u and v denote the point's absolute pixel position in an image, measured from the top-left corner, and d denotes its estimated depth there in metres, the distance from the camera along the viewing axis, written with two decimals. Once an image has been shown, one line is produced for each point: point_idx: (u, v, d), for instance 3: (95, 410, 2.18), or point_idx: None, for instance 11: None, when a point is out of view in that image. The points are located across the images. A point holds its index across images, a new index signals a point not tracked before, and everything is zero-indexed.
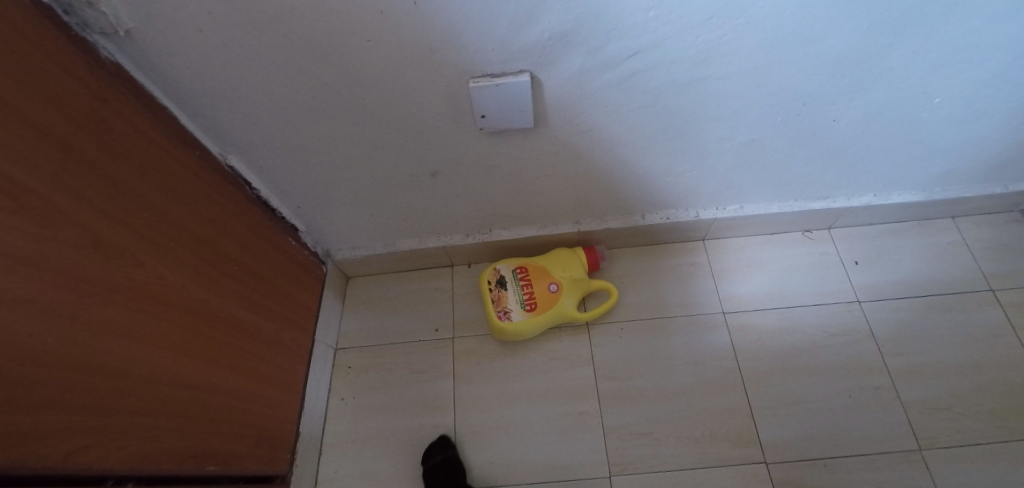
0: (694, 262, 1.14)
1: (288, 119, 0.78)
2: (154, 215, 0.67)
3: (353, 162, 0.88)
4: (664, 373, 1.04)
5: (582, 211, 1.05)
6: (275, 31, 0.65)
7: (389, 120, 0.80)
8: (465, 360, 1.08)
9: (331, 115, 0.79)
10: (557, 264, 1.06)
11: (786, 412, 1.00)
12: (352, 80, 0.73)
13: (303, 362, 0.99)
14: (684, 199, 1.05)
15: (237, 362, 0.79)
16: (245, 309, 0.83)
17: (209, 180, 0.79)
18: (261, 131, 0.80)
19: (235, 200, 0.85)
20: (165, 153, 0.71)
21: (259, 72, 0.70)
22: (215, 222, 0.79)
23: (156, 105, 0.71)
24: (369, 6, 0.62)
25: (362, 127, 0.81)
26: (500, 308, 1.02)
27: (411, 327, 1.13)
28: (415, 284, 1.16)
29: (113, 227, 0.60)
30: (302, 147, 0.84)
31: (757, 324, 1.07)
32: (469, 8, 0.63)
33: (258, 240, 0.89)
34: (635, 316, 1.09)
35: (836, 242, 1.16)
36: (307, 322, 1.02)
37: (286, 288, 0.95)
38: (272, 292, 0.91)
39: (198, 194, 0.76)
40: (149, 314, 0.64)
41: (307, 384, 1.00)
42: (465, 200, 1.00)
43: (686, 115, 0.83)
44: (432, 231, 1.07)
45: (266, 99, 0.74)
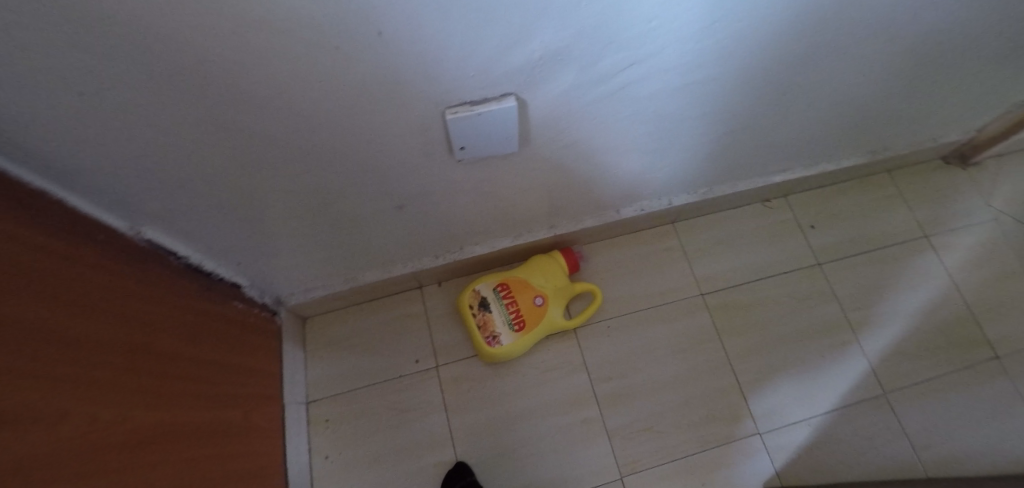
0: (669, 247, 1.13)
1: (219, 177, 0.62)
2: (68, 341, 0.49)
3: (303, 208, 0.73)
4: (657, 366, 1.04)
5: (559, 216, 0.98)
6: (194, 86, 0.48)
7: (346, 162, 0.66)
8: (454, 388, 1.01)
9: (273, 166, 0.63)
10: (538, 275, 0.99)
11: (770, 381, 1.04)
12: (299, 127, 0.58)
13: (277, 434, 0.87)
14: (658, 190, 1.01)
15: (208, 475, 0.66)
16: (201, 408, 0.68)
17: (126, 266, 0.62)
18: (183, 195, 0.63)
19: (163, 279, 0.68)
20: (70, 251, 0.53)
21: (175, 135, 0.54)
22: (142, 317, 0.61)
23: (30, 190, 0.52)
24: (319, 42, 0.47)
25: (313, 172, 0.67)
26: (488, 333, 0.94)
27: (388, 362, 1.02)
28: (383, 314, 1.05)
29: (24, 381, 0.43)
30: (238, 205, 0.68)
31: (734, 301, 1.10)
32: (450, 33, 0.50)
33: (197, 317, 0.72)
34: (620, 312, 1.07)
35: (792, 208, 1.21)
36: (273, 386, 0.88)
37: (244, 359, 0.81)
38: (230, 372, 0.76)
39: (119, 289, 0.59)
40: (99, 472, 0.49)
41: (286, 456, 0.89)
42: (435, 225, 0.88)
43: (672, 116, 0.78)
44: (398, 259, 0.95)
45: (186, 161, 0.58)
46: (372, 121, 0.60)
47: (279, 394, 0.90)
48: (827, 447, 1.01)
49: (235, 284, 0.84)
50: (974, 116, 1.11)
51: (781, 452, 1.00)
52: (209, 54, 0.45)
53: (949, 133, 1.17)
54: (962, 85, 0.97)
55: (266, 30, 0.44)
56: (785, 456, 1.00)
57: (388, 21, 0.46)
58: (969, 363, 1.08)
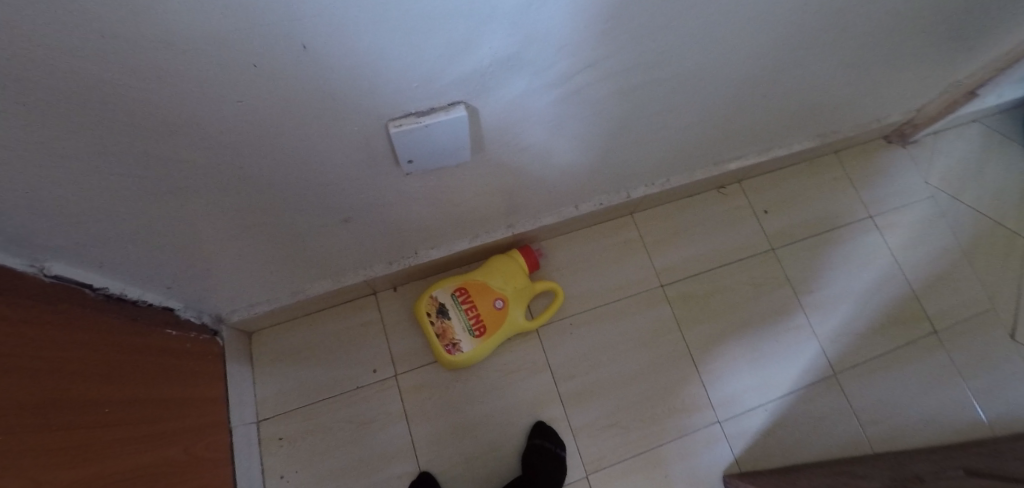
0: (628, 239, 1.12)
1: (133, 205, 0.54)
2: None
3: (237, 228, 0.67)
4: (620, 360, 1.04)
5: (517, 215, 0.94)
6: (90, 113, 0.41)
7: (283, 180, 0.60)
8: (415, 397, 0.98)
9: (198, 189, 0.56)
10: (497, 277, 0.94)
11: (729, 370, 1.06)
12: (222, 149, 0.51)
13: (226, 461, 0.82)
14: (617, 184, 0.99)
15: None
16: (138, 454, 0.61)
17: (34, 304, 0.53)
18: (92, 225, 0.55)
19: (79, 315, 0.59)
20: None
21: (74, 167, 0.46)
22: (56, 366, 0.52)
23: None
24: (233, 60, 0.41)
25: (246, 191, 0.60)
26: (448, 341, 0.91)
27: (344, 373, 0.98)
28: (336, 324, 1.00)
29: None
30: (161, 229, 0.60)
31: (693, 291, 1.11)
32: (387, 43, 0.44)
33: (123, 352, 0.64)
34: (582, 308, 1.06)
35: (746, 194, 1.22)
36: (216, 413, 0.81)
37: (180, 389, 0.73)
38: (165, 406, 0.69)
39: (28, 329, 0.50)
40: None
41: (237, 483, 0.84)
42: (387, 233, 0.83)
43: (630, 114, 0.75)
44: (347, 268, 0.90)
45: (91, 191, 0.50)
46: (309, 140, 0.54)
47: (223, 420, 0.83)
48: (783, 430, 1.04)
49: (168, 308, 0.77)
50: (915, 98, 1.14)
51: (739, 439, 1.03)
52: (100, 77, 0.38)
53: (892, 114, 1.19)
54: (905, 68, 0.98)
55: (166, 47, 0.37)
56: (744, 442, 1.03)
57: (312, 32, 0.40)
58: (910, 340, 1.14)
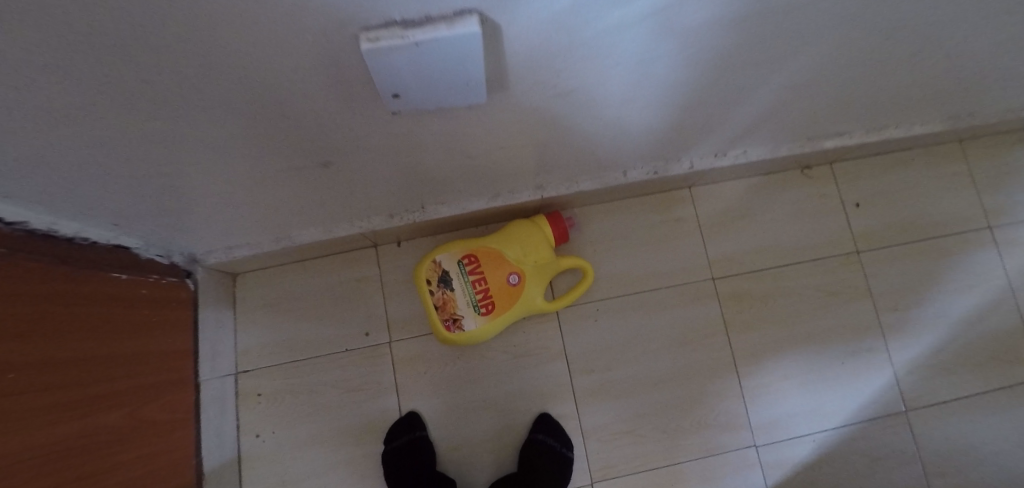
0: (680, 218, 0.93)
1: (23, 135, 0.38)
2: None
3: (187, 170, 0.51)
4: (649, 360, 0.88)
5: (550, 177, 0.76)
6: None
7: (242, 117, 0.43)
8: (409, 369, 0.86)
9: (111, 121, 0.40)
10: (516, 247, 0.78)
11: (777, 390, 0.90)
12: (146, 64, 0.34)
13: (190, 417, 0.73)
14: (677, 151, 0.79)
15: None
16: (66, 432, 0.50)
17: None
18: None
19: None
20: None
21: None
22: None
23: None
24: None
25: (193, 128, 0.44)
26: (448, 315, 0.76)
27: (333, 332, 0.87)
28: (330, 276, 0.88)
29: None
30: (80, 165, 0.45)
31: (750, 291, 0.93)
32: None
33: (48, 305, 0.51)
34: (613, 294, 0.90)
35: (835, 179, 1.00)
36: (178, 367, 0.71)
37: (131, 342, 0.62)
38: (110, 363, 0.58)
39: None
40: None
41: (204, 444, 0.75)
42: (387, 184, 0.67)
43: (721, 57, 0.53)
44: (340, 218, 0.76)
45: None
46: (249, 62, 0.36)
47: (186, 373, 0.73)
48: (831, 467, 0.89)
49: (122, 247, 0.65)
50: None
51: (777, 468, 0.88)
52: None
53: None
54: None
55: None
56: (782, 474, 0.88)
57: None
58: (1007, 384, 0.94)
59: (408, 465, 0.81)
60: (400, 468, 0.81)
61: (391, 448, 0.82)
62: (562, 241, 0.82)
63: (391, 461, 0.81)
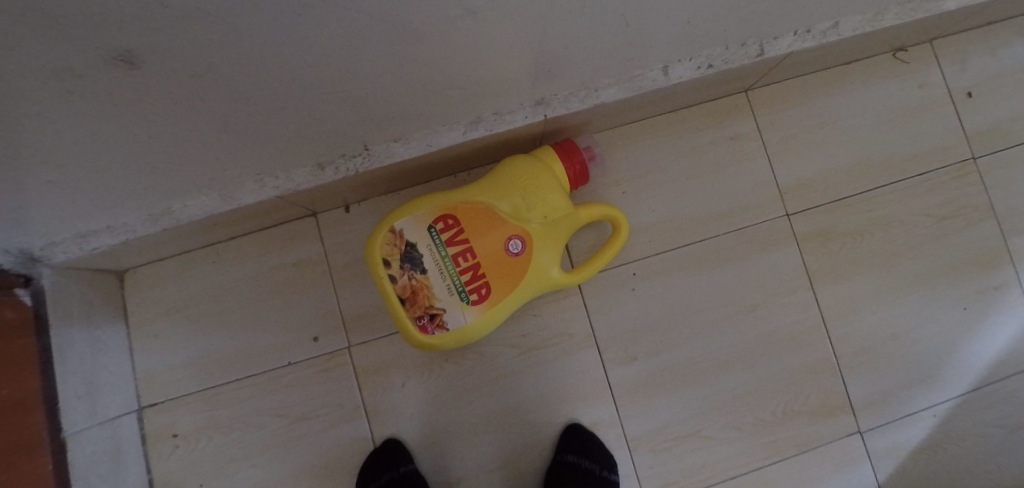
0: (736, 135, 0.67)
1: None
2: None
3: None
4: (710, 335, 0.65)
5: (555, 83, 0.49)
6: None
7: None
8: (380, 381, 0.62)
9: None
10: (513, 196, 0.52)
11: (882, 355, 0.67)
12: None
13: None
14: (745, 26, 0.51)
15: None
16: None
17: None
18: None
19: None
20: None
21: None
22: None
23: None
24: None
25: None
26: (421, 311, 0.51)
27: (268, 340, 0.62)
28: (255, 263, 0.62)
29: None
30: None
31: (837, 227, 0.68)
32: None
33: None
34: (654, 249, 0.65)
35: (940, 61, 0.72)
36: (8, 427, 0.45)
37: None
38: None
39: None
40: None
41: None
42: (288, 108, 0.39)
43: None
44: (239, 176, 0.49)
45: None
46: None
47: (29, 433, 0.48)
48: (960, 449, 0.67)
49: None
50: None
51: (890, 458, 0.66)
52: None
53: None
54: None
55: None
56: (895, 463, 0.66)
57: None
58: None
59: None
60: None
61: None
62: (579, 182, 0.56)
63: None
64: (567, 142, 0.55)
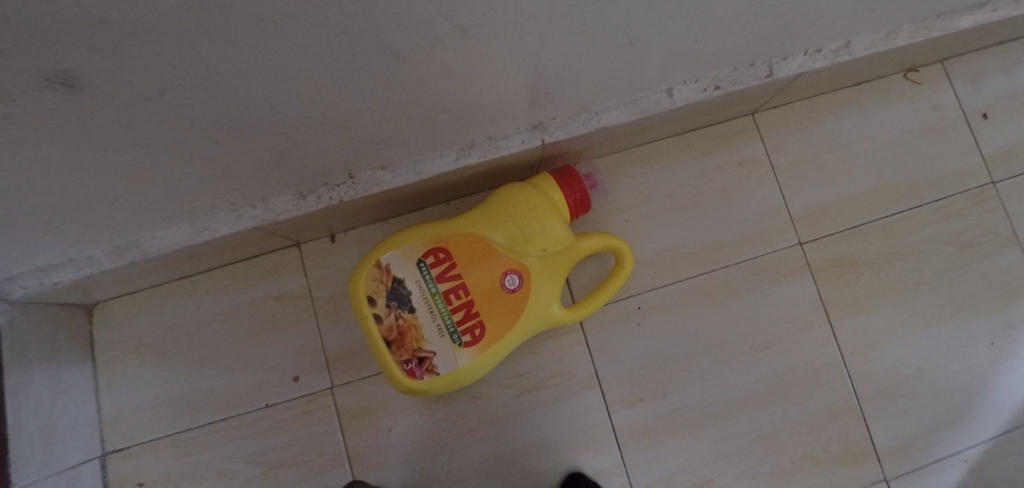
0: (744, 160, 0.64)
1: None
2: None
3: None
4: (720, 373, 0.60)
5: (553, 106, 0.46)
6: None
7: None
8: (366, 425, 0.57)
9: None
10: (509, 227, 0.48)
11: (905, 394, 0.63)
12: None
13: None
14: (754, 46, 0.48)
15: None
16: None
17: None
18: None
19: None
20: None
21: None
22: None
23: None
24: None
25: None
26: (409, 354, 0.47)
27: (246, 380, 0.58)
28: (234, 296, 0.58)
29: None
30: None
31: (853, 256, 0.64)
32: None
33: None
34: (659, 281, 0.61)
35: (953, 82, 0.69)
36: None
37: None
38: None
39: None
40: None
41: None
42: (260, 135, 0.36)
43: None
44: (212, 207, 0.45)
45: None
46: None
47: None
48: None
49: None
50: None
51: None
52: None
53: None
54: None
55: None
56: None
57: None
58: None
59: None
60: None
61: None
62: (580, 212, 0.52)
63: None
64: (566, 169, 0.52)
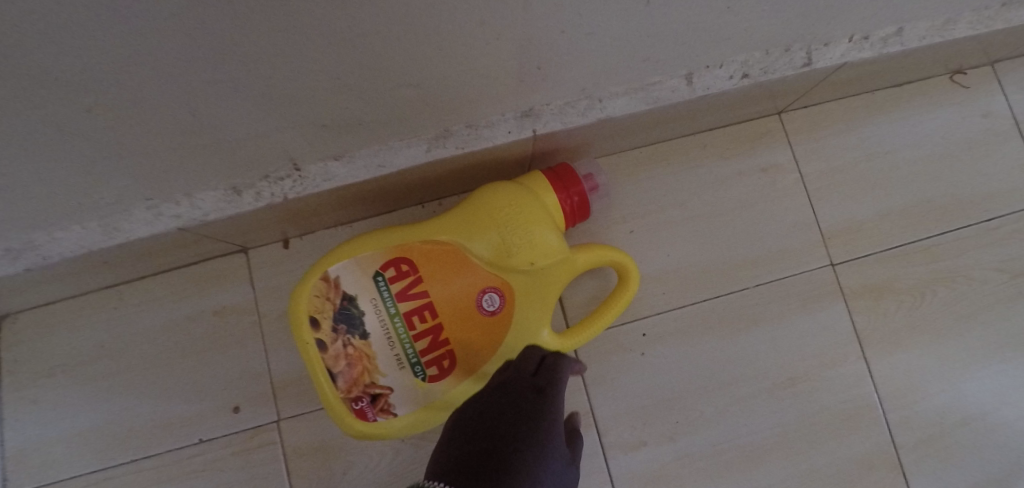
0: (769, 166, 0.55)
1: None
2: None
3: None
4: (738, 414, 0.51)
5: (549, 88, 0.37)
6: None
7: None
8: (318, 467, 0.48)
9: None
10: (488, 236, 0.39)
11: (953, 444, 0.54)
12: None
13: None
14: (794, 26, 0.40)
15: None
16: None
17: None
18: None
19: None
20: None
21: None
22: None
23: None
24: None
25: None
26: (359, 390, 0.39)
27: (178, 410, 0.48)
28: (167, 309, 0.49)
29: None
30: None
31: (893, 281, 0.55)
32: None
33: None
34: (669, 304, 0.52)
35: (1004, 87, 0.61)
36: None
37: None
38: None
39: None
40: None
41: None
42: (162, 108, 0.27)
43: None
44: (122, 202, 0.36)
45: None
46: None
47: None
48: None
49: None
50: None
51: None
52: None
53: None
54: None
55: None
56: None
57: None
58: None
59: (513, 448, 0.38)
60: (491, 444, 0.38)
61: (506, 404, 0.41)
62: (578, 218, 0.43)
63: (478, 422, 0.40)
64: (563, 168, 0.43)
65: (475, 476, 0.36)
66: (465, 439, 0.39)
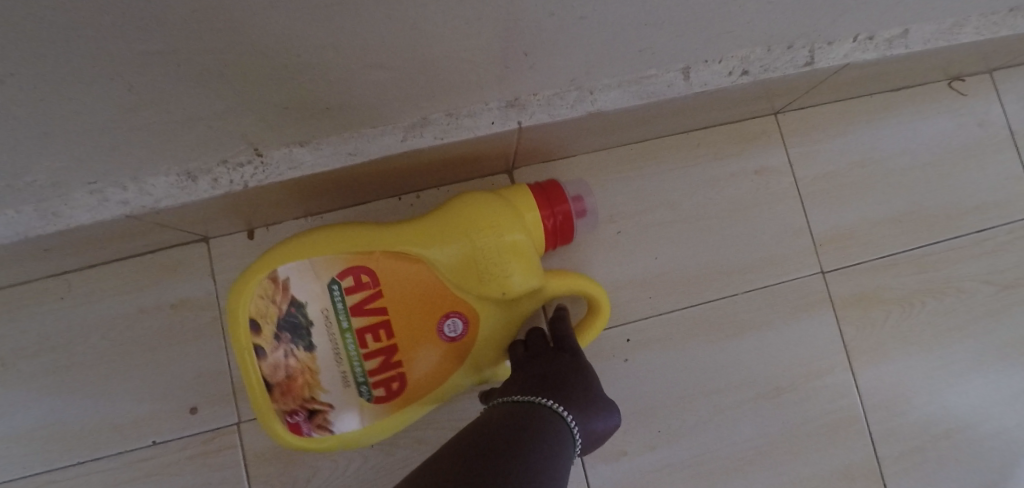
0: (763, 168, 0.53)
1: None
2: None
3: None
4: (722, 425, 0.50)
5: (537, 78, 0.35)
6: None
7: None
8: (280, 473, 0.45)
9: None
10: (457, 253, 0.37)
11: (935, 459, 0.53)
12: None
13: None
14: (800, 21, 0.38)
15: None
16: None
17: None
18: None
19: None
20: None
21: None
22: None
23: None
24: None
25: None
26: (296, 404, 0.37)
27: (129, 409, 0.45)
28: (119, 301, 0.46)
29: None
30: None
31: (883, 291, 0.54)
32: None
33: None
34: (656, 310, 0.50)
35: (1002, 96, 0.60)
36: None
37: None
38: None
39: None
40: None
41: None
42: (93, 81, 0.24)
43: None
44: (56, 184, 0.32)
45: None
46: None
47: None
48: None
49: None
50: None
51: None
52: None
53: None
54: None
55: None
56: None
57: None
58: None
59: (568, 379, 0.37)
60: (547, 373, 0.37)
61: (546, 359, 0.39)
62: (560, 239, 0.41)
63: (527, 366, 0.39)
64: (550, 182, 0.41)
65: (536, 393, 0.35)
66: (515, 378, 0.37)
